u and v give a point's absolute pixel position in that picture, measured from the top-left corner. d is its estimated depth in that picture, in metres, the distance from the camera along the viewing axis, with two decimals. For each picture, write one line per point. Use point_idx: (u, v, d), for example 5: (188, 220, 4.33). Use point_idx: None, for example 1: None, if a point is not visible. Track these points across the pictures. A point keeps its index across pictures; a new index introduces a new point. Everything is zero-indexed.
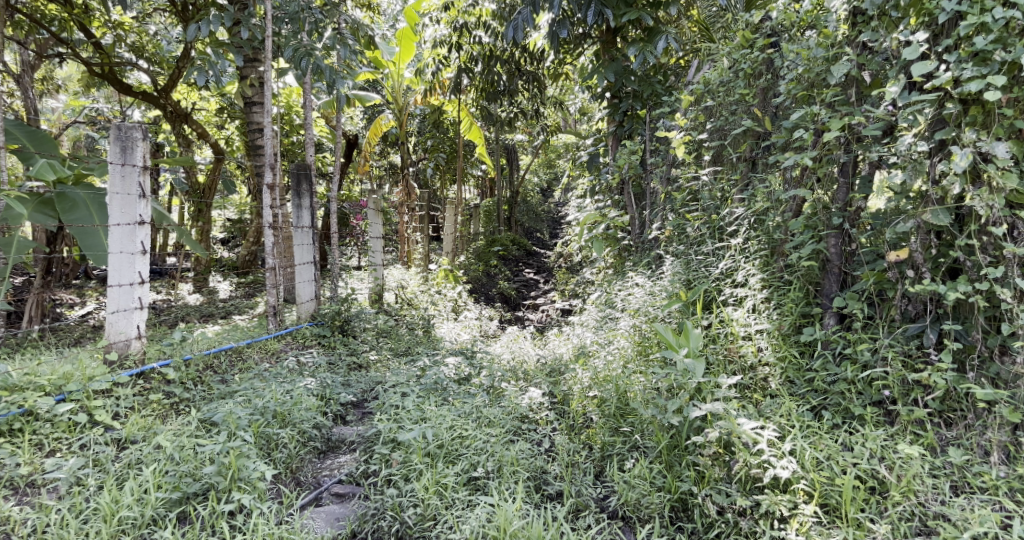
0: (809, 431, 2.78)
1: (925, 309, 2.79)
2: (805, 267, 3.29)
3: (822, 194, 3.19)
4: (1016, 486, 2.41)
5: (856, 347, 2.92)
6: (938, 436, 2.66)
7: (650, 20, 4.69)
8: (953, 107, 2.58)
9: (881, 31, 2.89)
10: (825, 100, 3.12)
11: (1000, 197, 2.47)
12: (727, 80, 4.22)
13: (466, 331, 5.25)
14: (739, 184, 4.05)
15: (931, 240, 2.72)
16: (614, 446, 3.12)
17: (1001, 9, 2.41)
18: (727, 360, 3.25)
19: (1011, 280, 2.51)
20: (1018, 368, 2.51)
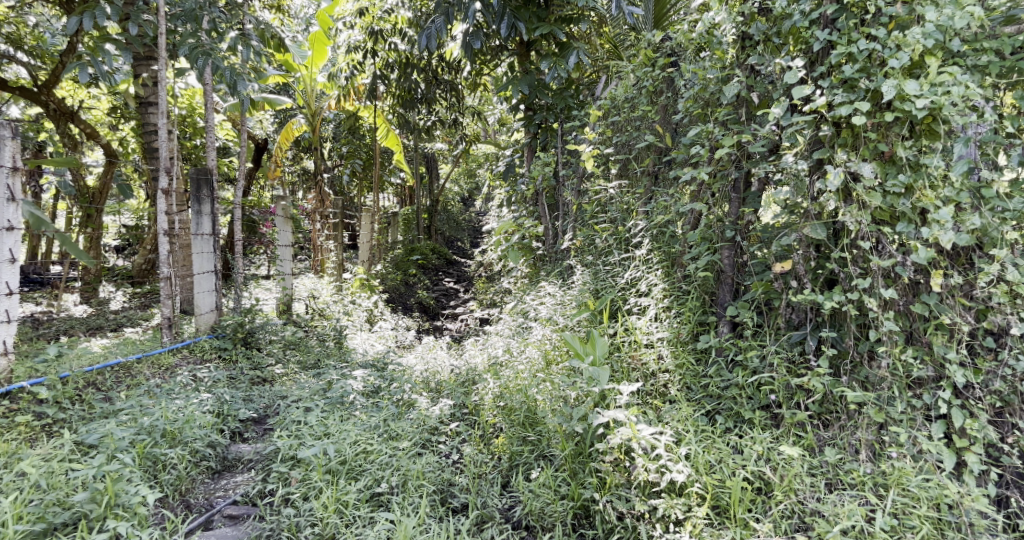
0: (704, 435, 2.90)
1: (806, 318, 2.97)
2: (701, 277, 3.44)
3: (717, 208, 3.35)
4: (880, 481, 2.58)
5: (746, 353, 3.07)
6: (816, 437, 2.83)
7: (561, 36, 4.77)
8: (827, 129, 2.78)
9: (767, 55, 3.07)
10: (719, 119, 3.28)
11: (867, 213, 2.68)
12: (633, 97, 4.37)
13: (380, 341, 5.13)
14: (644, 197, 4.17)
15: (812, 253, 2.90)
16: (521, 456, 3.14)
17: (865, 41, 2.62)
18: (630, 368, 3.38)
19: (877, 290, 2.71)
20: (883, 372, 2.71)
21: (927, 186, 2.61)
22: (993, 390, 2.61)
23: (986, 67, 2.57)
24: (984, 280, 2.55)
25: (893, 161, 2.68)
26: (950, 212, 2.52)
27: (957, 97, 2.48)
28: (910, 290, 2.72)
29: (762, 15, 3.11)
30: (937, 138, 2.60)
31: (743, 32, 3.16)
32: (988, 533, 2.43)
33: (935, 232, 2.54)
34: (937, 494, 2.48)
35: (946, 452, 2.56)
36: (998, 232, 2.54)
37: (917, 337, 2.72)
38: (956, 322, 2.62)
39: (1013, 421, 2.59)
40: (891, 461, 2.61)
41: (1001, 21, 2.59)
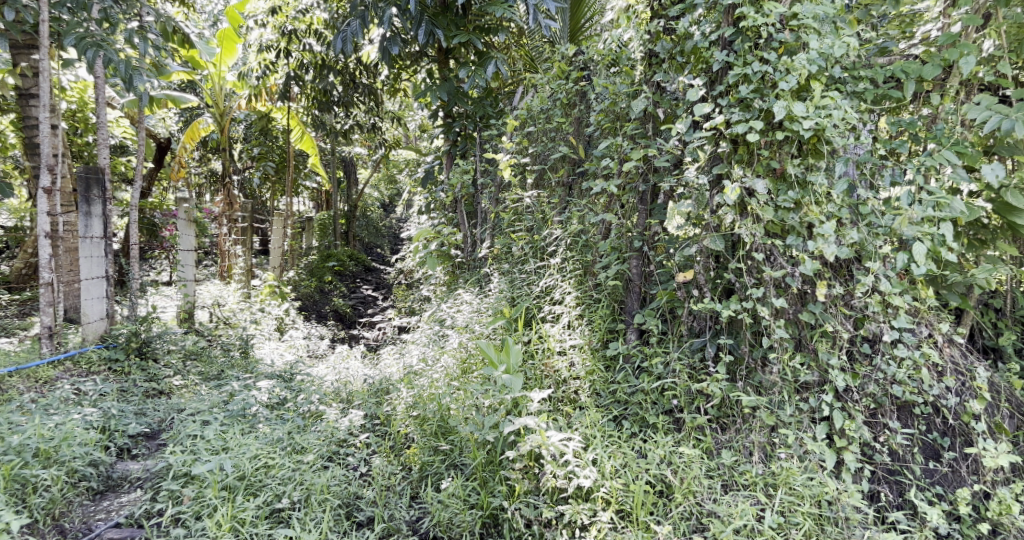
0: (611, 439, 2.95)
1: (707, 325, 3.10)
2: (611, 286, 3.52)
3: (627, 219, 3.45)
4: (770, 481, 2.70)
5: (652, 360, 3.17)
6: (715, 440, 2.94)
7: (479, 44, 4.78)
8: (725, 146, 2.91)
9: (672, 73, 3.18)
10: (627, 133, 3.37)
11: (760, 226, 2.82)
12: (548, 108, 4.43)
13: (290, 351, 4.93)
14: (559, 207, 4.21)
15: (711, 263, 3.02)
16: (432, 466, 3.09)
17: (758, 63, 2.75)
18: (543, 375, 3.40)
19: (769, 299, 2.85)
20: (773, 377, 2.85)
21: (813, 202, 2.78)
22: (869, 393, 2.81)
23: (863, 93, 2.84)
24: (861, 291, 2.75)
25: (784, 178, 2.84)
26: (832, 227, 2.70)
27: (837, 120, 2.68)
28: (797, 300, 2.89)
29: (667, 33, 3.22)
30: (821, 157, 2.79)
31: (650, 50, 3.26)
32: (861, 527, 2.60)
33: (819, 245, 2.72)
34: (819, 491, 2.63)
35: (827, 452, 2.73)
36: (873, 246, 2.75)
37: (804, 343, 2.89)
38: (837, 329, 2.81)
39: (885, 422, 2.80)
40: (780, 462, 2.75)
41: (876, 52, 2.92)
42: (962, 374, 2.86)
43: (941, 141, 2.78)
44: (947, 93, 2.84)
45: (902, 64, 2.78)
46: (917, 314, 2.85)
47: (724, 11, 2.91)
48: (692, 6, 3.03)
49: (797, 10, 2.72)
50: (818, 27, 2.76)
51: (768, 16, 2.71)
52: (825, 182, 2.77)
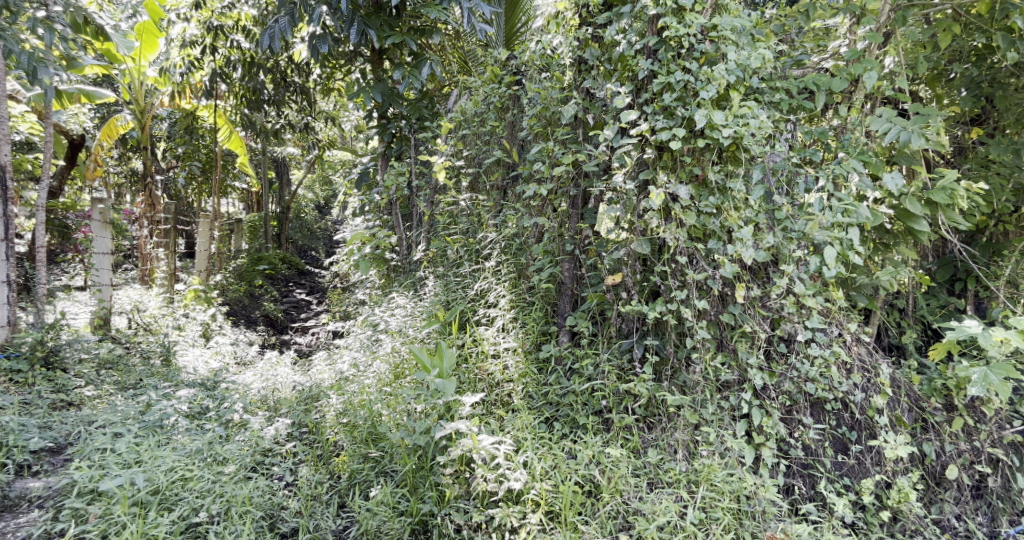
0: (542, 441, 2.96)
1: (635, 327, 3.16)
2: (544, 289, 3.54)
3: (559, 224, 3.48)
4: (693, 478, 2.77)
5: (582, 361, 3.20)
6: (642, 439, 2.99)
7: (413, 45, 4.71)
8: (650, 152, 2.97)
9: (600, 79, 3.19)
10: (558, 138, 3.39)
11: (684, 231, 2.89)
12: (482, 112, 4.33)
13: (216, 358, 4.72)
14: (493, 210, 4.16)
15: (638, 267, 3.08)
16: (361, 474, 3.02)
17: (681, 72, 2.83)
18: (477, 379, 3.38)
19: (692, 301, 2.93)
20: (696, 376, 2.94)
21: (732, 207, 2.89)
22: (784, 391, 2.95)
23: (779, 103, 2.99)
24: (777, 292, 2.88)
25: (705, 185, 2.94)
26: (749, 231, 2.82)
27: (753, 129, 2.79)
28: (719, 301, 2.99)
29: (595, 41, 3.26)
30: (739, 164, 2.91)
31: (579, 56, 3.29)
32: (776, 519, 2.71)
33: (738, 249, 2.83)
34: (738, 487, 2.72)
35: (746, 448, 2.83)
36: (787, 250, 2.88)
37: (725, 344, 3.00)
38: (755, 329, 2.93)
39: (799, 418, 2.93)
40: (702, 459, 2.83)
41: (792, 64, 3.11)
42: (868, 371, 3.04)
43: (849, 150, 2.95)
44: (853, 105, 3.02)
45: (814, 76, 2.97)
46: (829, 314, 3.01)
47: (649, 20, 2.94)
48: (619, 15, 3.07)
49: (717, 22, 2.81)
50: (736, 39, 2.86)
51: (690, 27, 2.79)
52: (743, 189, 2.88)
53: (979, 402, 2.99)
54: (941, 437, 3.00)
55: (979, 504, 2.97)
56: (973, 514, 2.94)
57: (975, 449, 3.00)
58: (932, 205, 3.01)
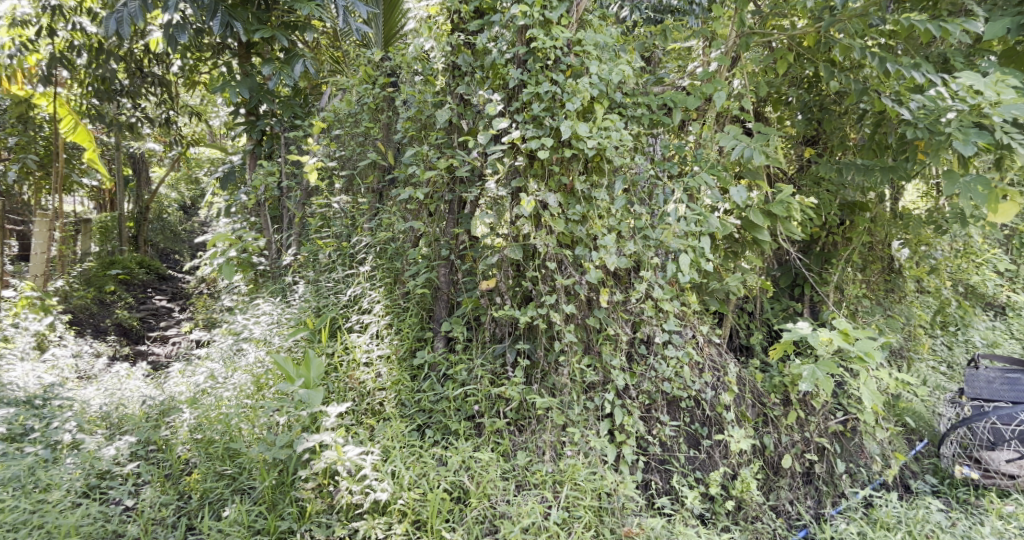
0: (411, 450, 2.91)
1: (507, 331, 3.19)
2: (420, 294, 3.48)
3: (436, 228, 3.40)
4: (558, 478, 2.83)
5: (456, 367, 3.19)
6: (511, 442, 3.02)
7: (284, 41, 4.41)
8: (521, 160, 3.00)
9: (474, 86, 3.15)
10: (432, 142, 3.29)
11: (553, 237, 2.96)
12: (355, 113, 4.09)
13: (51, 372, 4.21)
14: (368, 213, 3.98)
15: (510, 272, 3.10)
16: (214, 493, 2.83)
17: (548, 84, 2.89)
18: (346, 388, 3.22)
19: (560, 306, 3.00)
20: (563, 378, 3.02)
21: (597, 215, 3.01)
22: (644, 390, 3.11)
23: (640, 118, 3.16)
24: (637, 297, 3.03)
25: (573, 194, 3.03)
26: (612, 239, 2.94)
27: (615, 141, 2.91)
28: (585, 306, 3.10)
29: (469, 47, 3.20)
30: (603, 174, 3.04)
31: (452, 62, 3.21)
32: (633, 514, 2.83)
33: (602, 256, 2.94)
34: (599, 485, 2.82)
35: (608, 447, 2.95)
36: (647, 257, 3.04)
37: (591, 347, 3.11)
38: (618, 332, 3.07)
39: (657, 416, 3.10)
40: (567, 459, 2.90)
41: (654, 82, 3.34)
42: (717, 370, 3.28)
43: (701, 165, 3.18)
44: (705, 122, 3.27)
45: (671, 94, 3.15)
46: (684, 317, 3.22)
47: (517, 31, 2.98)
48: (490, 22, 3.07)
49: (581, 37, 2.92)
50: (599, 54, 2.98)
51: (556, 40, 2.86)
52: (606, 199, 3.01)
53: (809, 396, 3.32)
54: (779, 430, 3.30)
55: (808, 489, 3.28)
56: (803, 498, 3.24)
57: (805, 438, 3.32)
58: (772, 217, 3.30)
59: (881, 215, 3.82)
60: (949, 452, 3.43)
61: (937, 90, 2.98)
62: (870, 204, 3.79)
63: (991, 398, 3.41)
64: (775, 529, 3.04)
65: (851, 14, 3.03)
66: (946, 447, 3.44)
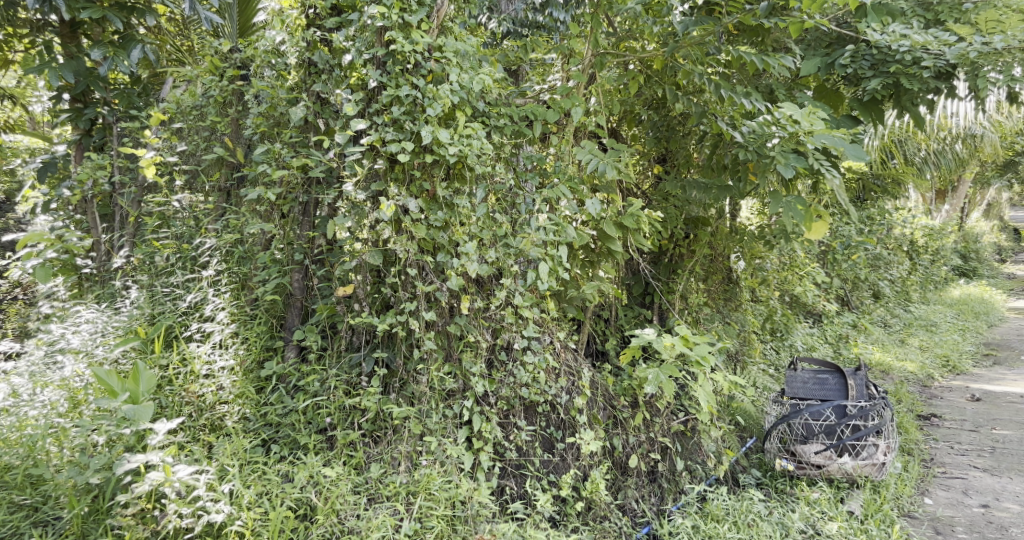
0: (253, 467, 2.74)
1: (364, 339, 3.08)
2: (269, 301, 3.28)
3: (290, 230, 3.23)
4: (412, 489, 2.78)
5: (308, 378, 3.04)
6: (365, 454, 2.93)
7: (118, 24, 3.92)
8: (381, 163, 2.92)
9: (331, 85, 3.01)
10: (285, 140, 3.10)
11: (413, 243, 2.90)
12: (201, 105, 3.87)
13: None
14: (213, 214, 3.71)
15: (369, 278, 3.00)
16: (7, 526, 2.47)
17: (408, 87, 2.84)
18: (182, 402, 2.95)
19: (420, 313, 2.96)
20: (421, 387, 2.97)
21: (458, 222, 2.99)
22: (502, 396, 3.14)
23: (503, 128, 3.19)
24: (497, 304, 3.06)
25: (435, 200, 2.99)
26: (473, 246, 2.94)
27: (476, 150, 2.92)
28: (446, 313, 3.07)
29: (325, 44, 3.06)
30: (465, 182, 3.04)
31: (307, 58, 3.05)
32: (487, 521, 2.84)
33: (463, 263, 2.93)
34: (453, 493, 2.79)
35: (465, 454, 2.94)
36: (507, 265, 3.08)
37: (451, 354, 3.09)
38: (478, 339, 3.07)
39: (514, 421, 3.16)
40: (422, 469, 2.86)
41: (516, 94, 3.41)
42: (572, 375, 3.40)
43: (560, 177, 3.29)
44: (564, 136, 3.39)
45: (532, 107, 3.23)
46: (543, 324, 3.30)
47: (375, 32, 2.90)
48: (348, 21, 2.96)
49: (441, 43, 2.90)
50: (459, 62, 2.97)
51: (417, 44, 2.82)
52: (468, 206, 3.00)
53: (654, 399, 3.52)
54: (627, 431, 3.47)
55: (652, 487, 3.48)
56: (648, 496, 3.43)
57: (650, 439, 3.52)
58: (624, 229, 3.48)
59: (721, 229, 4.15)
60: (772, 448, 3.75)
61: (764, 118, 3.29)
62: (711, 220, 4.07)
63: (805, 396, 3.80)
64: (621, 528, 3.18)
65: (690, 43, 3.29)
66: (770, 442, 3.76)
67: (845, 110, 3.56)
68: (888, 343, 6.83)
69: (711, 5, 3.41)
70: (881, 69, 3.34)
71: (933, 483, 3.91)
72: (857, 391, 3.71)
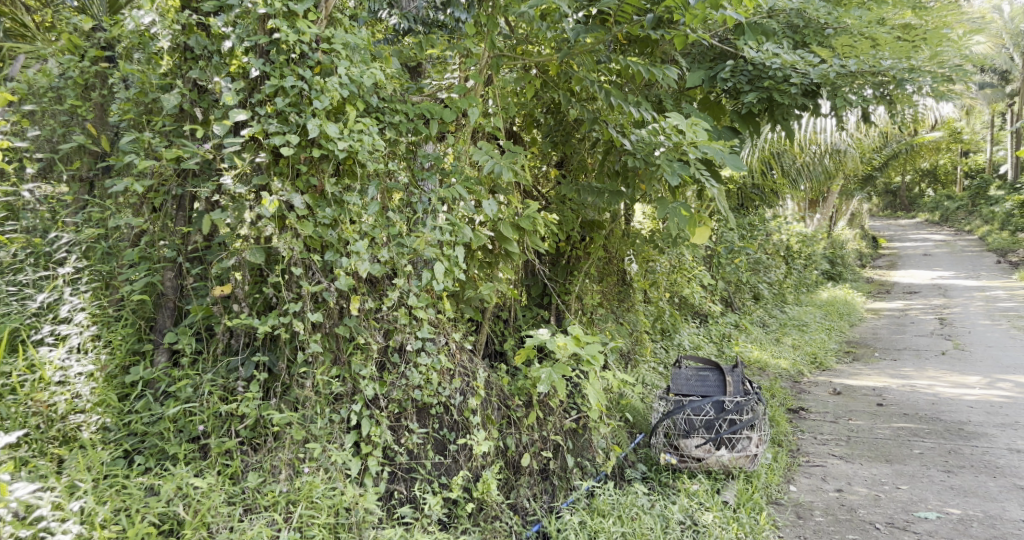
0: (112, 481, 2.55)
1: (244, 342, 2.93)
2: (137, 302, 3.05)
3: (161, 227, 3.00)
4: (292, 498, 2.67)
5: (179, 384, 2.84)
6: (243, 463, 2.78)
7: None
8: (264, 156, 2.77)
9: (209, 72, 2.83)
10: (156, 129, 2.88)
11: (299, 241, 2.78)
12: (58, 87, 3.52)
13: None
14: (73, 206, 3.40)
15: (249, 277, 2.85)
16: None
17: (294, 78, 2.72)
18: (28, 414, 2.62)
19: (305, 314, 2.84)
20: (305, 392, 2.85)
21: (348, 220, 2.90)
22: (393, 399, 3.08)
23: (398, 125, 3.12)
24: (389, 305, 3.00)
25: (323, 196, 2.88)
26: (364, 245, 2.86)
27: (367, 145, 2.83)
28: (335, 315, 2.97)
29: (201, 28, 2.88)
30: (355, 178, 2.95)
31: (182, 43, 2.86)
32: (373, 527, 2.78)
33: (353, 262, 2.84)
34: (337, 500, 2.71)
35: (352, 460, 2.85)
36: (401, 264, 3.02)
37: (339, 357, 2.99)
38: (369, 341, 2.99)
39: (406, 424, 3.10)
40: (304, 477, 2.75)
41: (412, 91, 3.35)
42: (467, 375, 3.39)
43: (456, 176, 3.27)
44: (461, 136, 3.38)
45: (428, 105, 3.13)
46: (438, 325, 3.27)
47: (257, 19, 2.77)
48: (228, 4, 2.80)
49: (329, 35, 2.80)
50: (349, 55, 2.88)
51: (303, 34, 2.70)
52: (358, 203, 2.91)
53: (547, 398, 3.58)
54: (520, 430, 3.51)
55: (544, 485, 3.54)
56: (539, 494, 3.48)
57: (543, 437, 3.58)
58: (520, 230, 3.51)
59: (614, 232, 4.28)
60: (658, 443, 3.90)
61: (651, 128, 3.45)
62: (605, 223, 4.19)
63: (688, 393, 3.98)
64: (512, 527, 3.20)
65: (582, 49, 3.35)
66: (656, 437, 3.91)
67: (727, 122, 3.79)
68: (765, 341, 7.32)
69: (603, 14, 3.51)
70: (757, 84, 3.57)
71: (798, 471, 4.21)
72: (734, 387, 3.93)
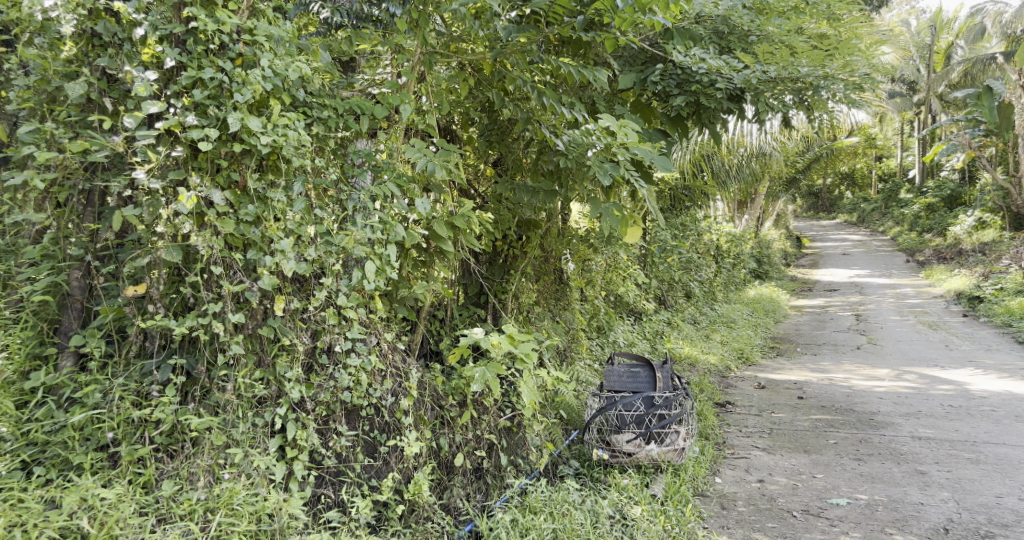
0: (6, 495, 2.40)
1: (159, 345, 2.79)
2: (39, 303, 2.85)
3: (66, 223, 2.81)
4: (211, 506, 2.57)
5: (86, 389, 2.68)
6: (157, 471, 2.67)
7: None
8: (181, 150, 2.65)
9: (119, 60, 2.68)
10: (61, 119, 2.71)
11: (218, 239, 2.67)
12: None
13: None
14: None
15: (164, 276, 2.71)
16: None
17: (212, 69, 2.61)
18: None
19: (226, 315, 2.74)
20: (226, 395, 2.75)
21: (272, 217, 2.80)
22: (321, 401, 3.00)
23: (327, 120, 3.02)
24: (316, 305, 2.93)
25: (245, 192, 2.78)
26: (290, 243, 2.77)
27: (292, 140, 2.75)
28: (258, 315, 2.87)
29: (110, 14, 2.73)
30: (280, 174, 2.86)
31: (88, 29, 2.69)
32: (298, 532, 2.71)
33: (278, 260, 2.74)
34: (259, 507, 2.62)
35: (276, 465, 2.77)
36: (329, 263, 2.96)
37: (263, 359, 2.89)
38: (294, 342, 2.91)
39: (335, 426, 3.04)
40: (224, 483, 2.66)
41: (342, 85, 3.27)
42: (399, 376, 3.34)
43: (388, 174, 3.21)
44: (394, 133, 3.33)
45: (359, 100, 3.06)
46: (370, 325, 3.22)
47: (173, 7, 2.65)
48: None
49: (251, 26, 2.71)
50: (273, 48, 2.79)
51: (222, 24, 2.60)
52: (283, 200, 2.82)
53: (481, 397, 3.57)
54: (453, 430, 3.49)
55: (478, 484, 3.54)
56: (472, 493, 3.48)
57: (477, 437, 3.57)
58: (455, 229, 3.49)
59: (550, 232, 4.31)
60: (590, 439, 3.95)
61: (584, 128, 3.48)
62: (541, 222, 4.22)
63: (620, 389, 4.04)
64: (444, 527, 3.17)
65: (513, 49, 3.32)
66: (588, 433, 3.96)
67: (657, 124, 3.89)
68: (695, 338, 7.53)
69: (536, 14, 3.50)
70: (686, 88, 3.65)
71: (723, 463, 4.35)
72: (663, 383, 4.01)
